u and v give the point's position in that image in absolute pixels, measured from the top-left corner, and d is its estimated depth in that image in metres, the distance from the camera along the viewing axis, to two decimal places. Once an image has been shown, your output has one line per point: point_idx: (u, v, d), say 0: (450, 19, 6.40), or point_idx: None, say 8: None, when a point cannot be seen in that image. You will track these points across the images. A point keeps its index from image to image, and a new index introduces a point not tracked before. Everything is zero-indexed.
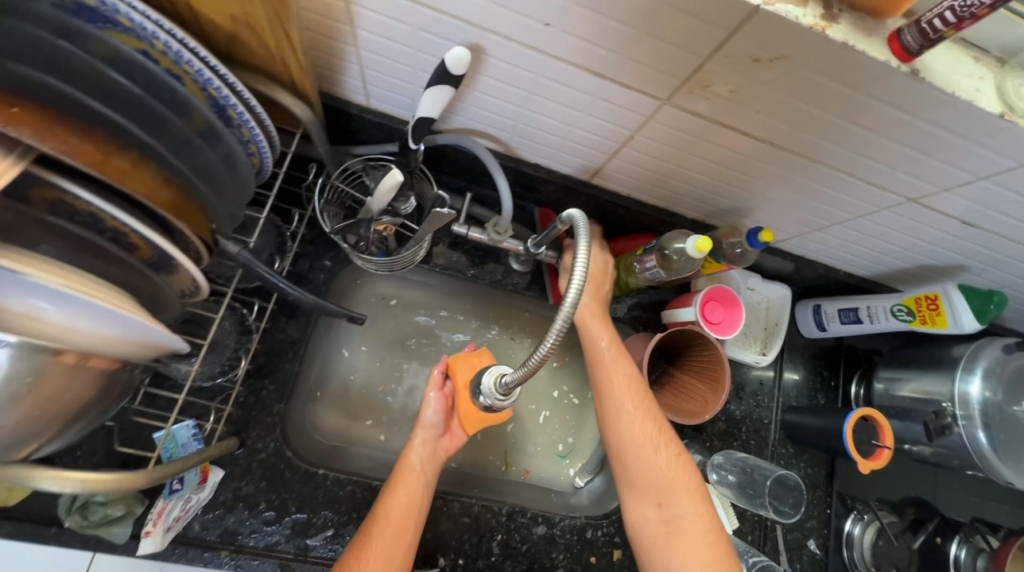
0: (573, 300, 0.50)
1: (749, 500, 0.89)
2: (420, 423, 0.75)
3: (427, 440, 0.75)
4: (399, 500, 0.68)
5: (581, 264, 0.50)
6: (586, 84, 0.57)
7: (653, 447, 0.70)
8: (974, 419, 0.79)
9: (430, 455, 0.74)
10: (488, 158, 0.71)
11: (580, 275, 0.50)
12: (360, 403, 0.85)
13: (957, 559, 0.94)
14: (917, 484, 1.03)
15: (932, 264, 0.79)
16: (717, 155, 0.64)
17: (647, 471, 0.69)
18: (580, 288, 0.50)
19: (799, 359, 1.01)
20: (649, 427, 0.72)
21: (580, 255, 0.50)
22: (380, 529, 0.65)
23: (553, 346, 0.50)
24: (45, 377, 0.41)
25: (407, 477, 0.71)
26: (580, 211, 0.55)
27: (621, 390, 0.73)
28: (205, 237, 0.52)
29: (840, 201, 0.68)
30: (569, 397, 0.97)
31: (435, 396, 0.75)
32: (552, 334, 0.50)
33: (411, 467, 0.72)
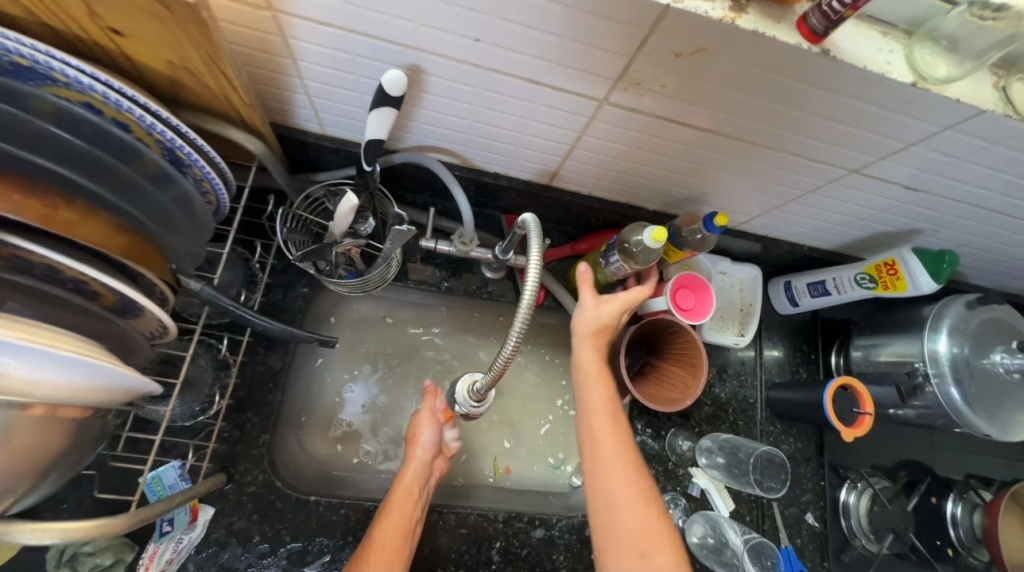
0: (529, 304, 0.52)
1: (737, 480, 0.91)
2: (415, 442, 0.78)
3: (424, 460, 0.77)
4: (395, 524, 0.68)
5: (522, 320, 0.52)
6: (527, 92, 0.58)
7: (635, 500, 0.60)
8: (946, 376, 0.80)
9: (423, 474, 0.76)
10: (443, 172, 0.73)
11: (521, 323, 0.51)
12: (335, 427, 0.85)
13: (952, 516, 0.99)
14: (909, 446, 1.05)
15: (889, 230, 0.82)
16: (665, 147, 0.66)
17: (629, 527, 0.59)
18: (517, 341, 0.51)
19: (777, 335, 1.03)
20: (633, 471, 0.62)
21: (521, 311, 0.51)
22: (375, 554, 0.65)
23: (515, 347, 0.52)
24: (14, 430, 0.41)
25: (403, 498, 0.72)
26: (533, 215, 0.57)
27: (613, 434, 0.64)
28: (167, 278, 0.53)
29: (789, 179, 0.70)
30: (567, 409, 1.03)
31: (431, 418, 0.80)
32: (512, 336, 0.52)
33: (407, 488, 0.73)
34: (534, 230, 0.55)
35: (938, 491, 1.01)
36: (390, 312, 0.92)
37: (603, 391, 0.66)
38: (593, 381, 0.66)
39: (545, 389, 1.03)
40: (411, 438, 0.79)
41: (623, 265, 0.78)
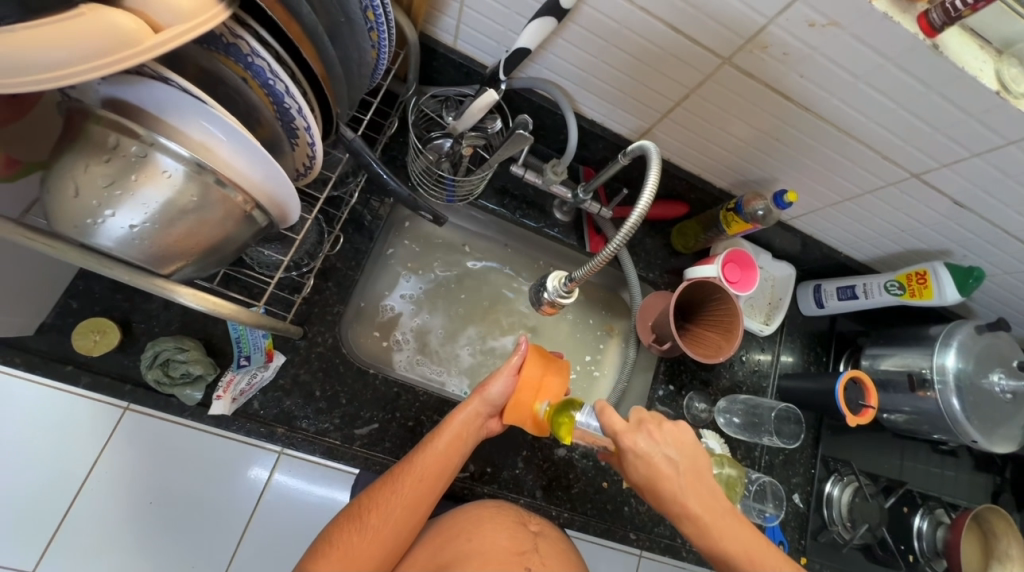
0: (637, 218, 0.64)
1: (753, 431, 1.00)
2: (481, 393, 0.75)
3: (478, 413, 0.75)
4: (434, 457, 0.71)
5: (632, 223, 0.64)
6: (662, 38, 0.66)
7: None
8: (949, 385, 0.90)
9: (475, 425, 0.75)
10: (562, 101, 0.79)
11: (628, 227, 0.64)
12: (382, 310, 0.96)
13: (918, 529, 1.09)
14: (891, 459, 1.14)
15: (923, 247, 0.91)
16: (758, 119, 0.75)
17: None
18: (622, 241, 0.65)
19: (796, 334, 1.12)
20: None
21: (629, 221, 0.64)
22: (411, 476, 0.70)
23: (618, 248, 0.65)
24: (205, 201, 0.48)
25: (449, 437, 0.73)
26: (654, 143, 0.64)
27: None
28: (330, 117, 0.59)
29: (856, 175, 0.79)
30: (592, 367, 1.09)
31: (506, 376, 0.75)
32: (621, 235, 0.64)
33: (453, 431, 0.73)
34: (654, 159, 0.63)
35: (909, 503, 1.11)
36: (470, 243, 1.05)
37: (730, 543, 0.64)
38: (719, 536, 0.65)
39: (577, 339, 1.10)
40: (480, 386, 0.76)
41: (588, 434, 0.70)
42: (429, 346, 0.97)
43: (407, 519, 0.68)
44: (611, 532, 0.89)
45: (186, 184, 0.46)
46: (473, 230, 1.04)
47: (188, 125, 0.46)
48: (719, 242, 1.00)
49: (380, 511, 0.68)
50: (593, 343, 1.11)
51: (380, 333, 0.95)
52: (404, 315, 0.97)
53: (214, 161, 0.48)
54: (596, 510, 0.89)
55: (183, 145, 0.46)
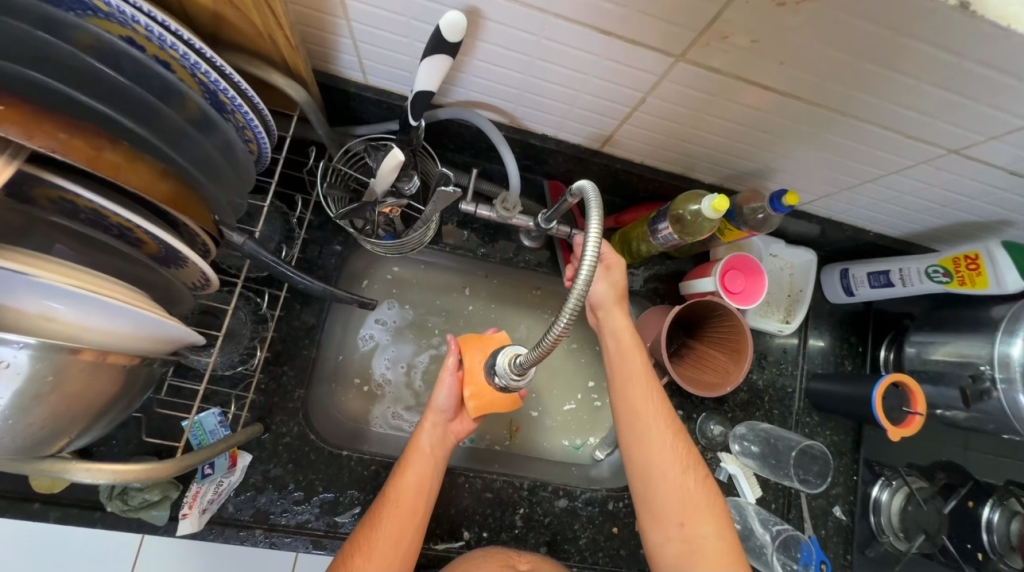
0: (585, 278, 0.47)
1: (772, 470, 0.89)
2: (432, 406, 0.74)
3: (438, 423, 0.74)
4: (410, 483, 0.69)
5: (581, 285, 0.48)
6: (593, 44, 0.53)
7: (685, 466, 0.68)
8: (1015, 382, 0.74)
9: (440, 438, 0.74)
10: (492, 130, 0.69)
11: (572, 305, 0.47)
12: (362, 343, 0.90)
13: (988, 521, 0.95)
14: (949, 447, 1.01)
15: (974, 219, 0.74)
16: (738, 114, 0.60)
17: (684, 505, 0.66)
18: (567, 321, 0.48)
19: (825, 325, 0.97)
20: (675, 441, 0.69)
21: (579, 278, 0.47)
22: (391, 511, 0.67)
23: (567, 327, 0.49)
24: (67, 375, 0.42)
25: (418, 461, 0.71)
26: (591, 181, 0.52)
27: (651, 411, 0.70)
28: (209, 229, 0.51)
29: (873, 157, 0.63)
30: (592, 397, 1.01)
31: (449, 380, 0.73)
32: (564, 315, 0.48)
33: (422, 453, 0.72)
34: (594, 203, 0.50)
35: (977, 496, 0.97)
36: (469, 284, 0.96)
37: (639, 378, 0.71)
38: (629, 379, 0.72)
39: (574, 362, 1.01)
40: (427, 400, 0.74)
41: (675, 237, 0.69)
42: (411, 401, 0.91)
43: (394, 555, 0.64)
44: None
45: (34, 366, 0.39)
46: (440, 267, 0.95)
47: (17, 301, 0.40)
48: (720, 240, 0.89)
49: (366, 550, 0.63)
50: (592, 366, 1.02)
51: (360, 379, 0.90)
52: (382, 346, 0.91)
53: (61, 330, 0.42)
54: (607, 561, 0.83)
55: (16, 325, 0.40)
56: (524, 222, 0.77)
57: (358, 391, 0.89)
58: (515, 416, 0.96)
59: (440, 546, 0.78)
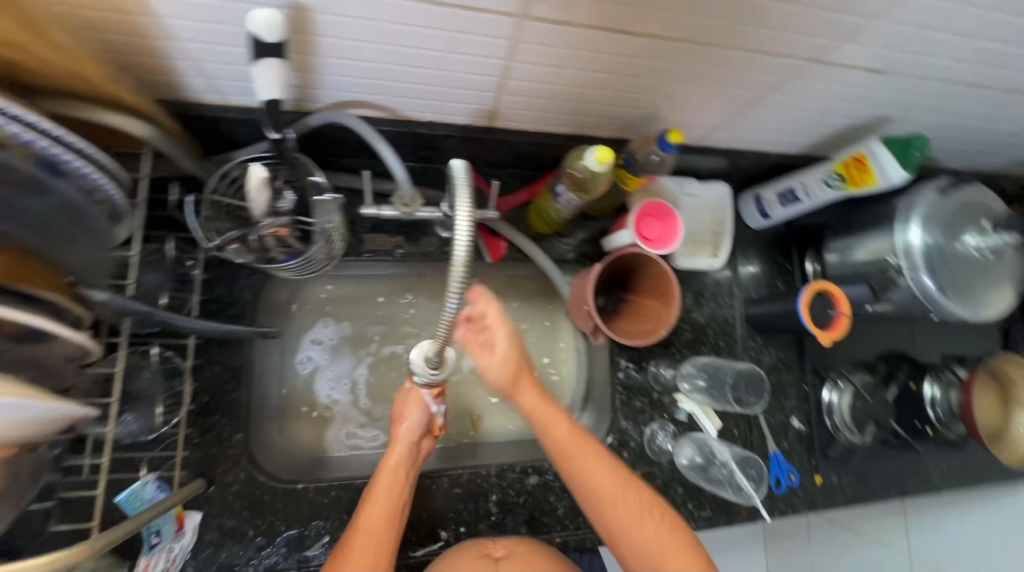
0: (461, 257, 0.46)
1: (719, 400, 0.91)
2: (400, 423, 0.73)
3: (411, 442, 0.73)
4: (380, 506, 0.67)
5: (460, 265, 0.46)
6: (437, 18, 0.51)
7: (629, 499, 0.65)
8: (918, 266, 0.78)
9: (410, 454, 0.73)
10: (364, 128, 0.65)
11: (456, 286, 0.47)
12: (299, 368, 0.89)
13: (931, 398, 1.03)
14: (885, 338, 1.06)
15: (856, 121, 0.77)
16: (604, 63, 0.59)
17: (640, 533, 0.63)
18: (456, 303, 0.47)
19: (752, 251, 1.00)
20: (614, 479, 0.66)
21: (455, 257, 0.45)
22: (359, 537, 0.65)
23: (455, 311, 0.48)
24: None
25: (389, 479, 0.70)
26: (460, 159, 0.48)
27: (580, 457, 0.67)
28: (66, 296, 0.50)
29: (744, 79, 0.64)
30: (551, 372, 1.01)
31: (423, 398, 0.73)
32: (450, 298, 0.47)
33: (390, 470, 0.71)
34: (460, 179, 0.47)
35: (916, 377, 1.04)
36: (410, 289, 0.95)
37: (563, 433, 0.67)
38: (551, 431, 0.68)
39: (525, 342, 1.01)
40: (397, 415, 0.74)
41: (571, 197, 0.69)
42: (363, 418, 0.91)
43: None
44: None
45: None
46: (366, 277, 0.92)
47: None
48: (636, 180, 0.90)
49: None
50: (545, 343, 1.02)
51: (307, 407, 0.89)
52: (321, 368, 0.90)
53: None
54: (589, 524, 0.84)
55: None
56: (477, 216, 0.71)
57: (307, 418, 0.89)
58: (475, 407, 0.95)
59: (420, 551, 0.78)
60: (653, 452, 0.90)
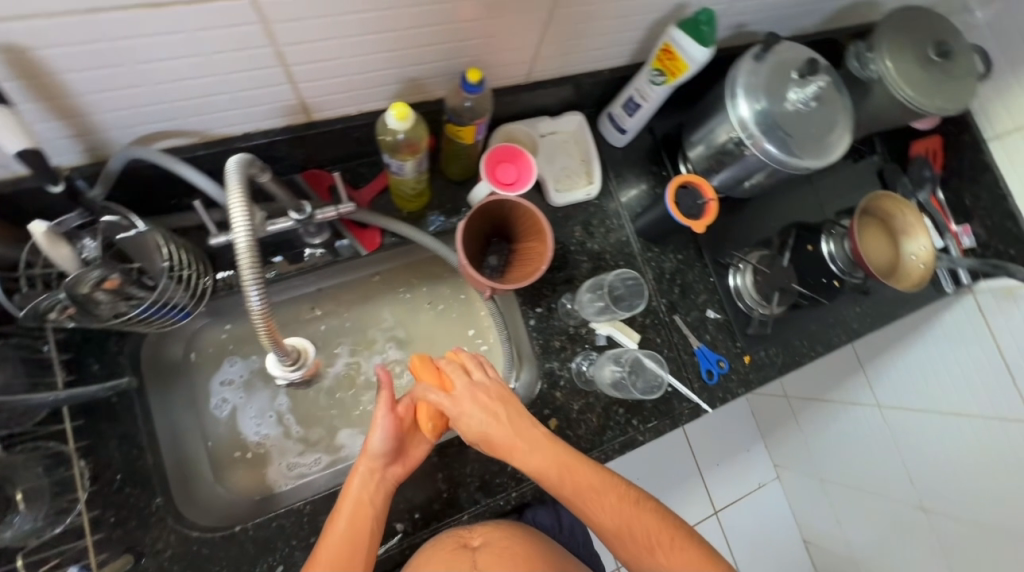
0: (244, 243, 0.50)
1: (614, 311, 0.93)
2: (366, 450, 0.72)
3: (372, 468, 0.72)
4: (340, 531, 0.68)
5: (247, 257, 0.51)
6: (166, 22, 0.49)
7: (607, 499, 0.74)
8: (752, 131, 0.82)
9: (375, 482, 0.72)
10: (160, 157, 0.62)
11: (249, 276, 0.51)
12: (216, 413, 0.88)
13: (829, 253, 1.09)
14: (777, 211, 1.11)
15: (660, 14, 0.79)
16: (373, 22, 0.59)
17: (618, 525, 0.73)
18: (258, 291, 0.51)
19: (626, 167, 1.02)
20: (611, 491, 0.74)
21: (238, 250, 0.50)
22: (321, 552, 0.67)
23: (262, 299, 0.52)
24: None
25: (357, 511, 0.69)
26: (235, 157, 0.52)
27: (581, 484, 0.73)
28: None
29: (523, 1, 0.65)
30: (478, 342, 1.03)
31: (384, 421, 0.71)
32: (250, 287, 0.51)
33: (354, 498, 0.70)
34: (234, 184, 0.50)
35: (811, 238, 1.09)
36: (317, 303, 0.97)
37: (558, 464, 0.74)
38: (556, 474, 0.73)
39: (443, 319, 1.03)
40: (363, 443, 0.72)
41: (398, 164, 0.69)
42: (300, 446, 0.89)
43: None
44: None
45: None
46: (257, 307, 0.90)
47: None
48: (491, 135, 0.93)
49: None
50: (464, 316, 1.05)
51: (238, 451, 0.87)
52: (240, 405, 0.89)
53: None
54: None
55: None
56: (337, 214, 0.75)
57: (242, 463, 0.86)
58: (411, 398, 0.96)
59: (382, 549, 0.78)
60: (584, 382, 0.93)
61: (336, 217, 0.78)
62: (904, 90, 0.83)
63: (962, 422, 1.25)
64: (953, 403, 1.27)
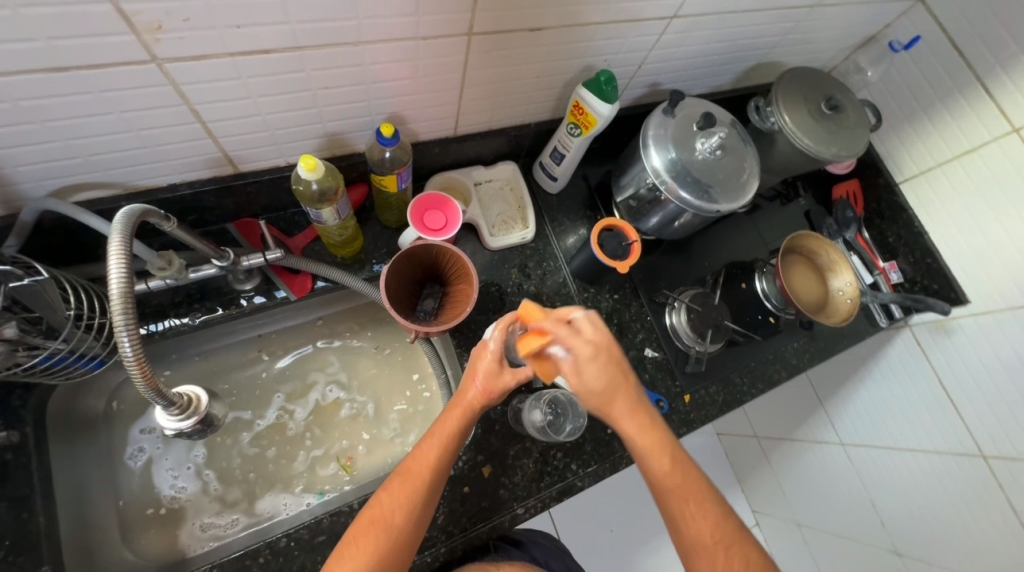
0: (121, 295, 0.51)
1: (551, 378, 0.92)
2: (490, 357, 0.68)
3: (499, 374, 0.68)
4: (432, 448, 0.66)
5: (124, 309, 0.52)
6: (73, 84, 0.52)
7: (703, 520, 0.63)
8: (664, 177, 0.87)
9: (485, 396, 0.68)
10: (69, 209, 0.63)
11: (125, 327, 0.52)
12: (130, 464, 0.84)
13: (763, 292, 1.11)
14: (711, 251, 1.15)
15: (572, 75, 0.86)
16: (287, 83, 0.63)
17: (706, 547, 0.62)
18: (133, 343, 0.53)
19: (561, 213, 1.07)
20: (708, 502, 0.64)
21: (114, 303, 0.51)
22: (404, 474, 0.65)
23: (137, 352, 0.54)
24: None
25: (445, 429, 0.67)
26: (128, 210, 0.55)
27: (681, 487, 0.63)
28: None
29: (433, 64, 0.70)
30: (421, 387, 1.00)
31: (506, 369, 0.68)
32: (124, 339, 0.52)
33: (459, 406, 0.68)
34: (114, 232, 0.53)
35: (745, 277, 1.13)
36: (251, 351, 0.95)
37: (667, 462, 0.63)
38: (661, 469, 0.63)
39: (384, 364, 1.01)
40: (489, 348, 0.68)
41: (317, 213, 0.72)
42: (217, 505, 0.85)
43: (404, 512, 0.63)
44: (501, 523, 0.84)
45: None
46: (184, 355, 0.89)
47: None
48: (428, 184, 0.98)
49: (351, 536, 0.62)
50: (408, 361, 1.02)
51: (150, 510, 0.82)
52: (157, 459, 0.85)
53: None
54: (473, 520, 0.83)
55: None
56: (262, 261, 0.77)
57: (153, 524, 0.81)
58: (344, 448, 0.93)
59: None
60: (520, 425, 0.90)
61: (263, 263, 0.80)
62: (803, 138, 0.90)
63: (920, 459, 1.16)
64: (910, 439, 1.18)
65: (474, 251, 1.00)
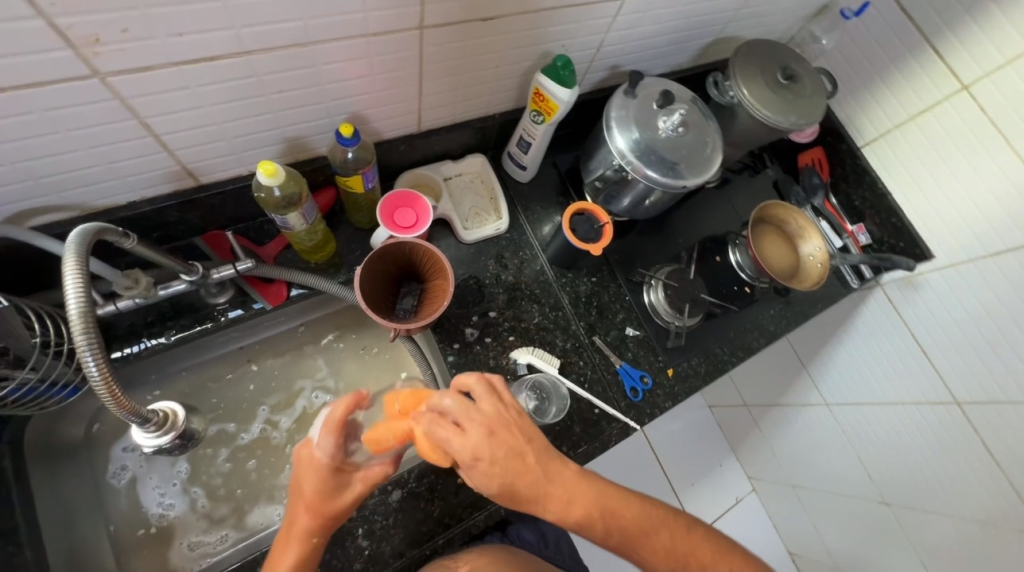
0: (80, 317, 0.51)
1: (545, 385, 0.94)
2: (317, 463, 0.66)
3: (327, 479, 0.66)
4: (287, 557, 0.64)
5: (85, 331, 0.51)
6: (12, 105, 0.51)
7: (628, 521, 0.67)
8: (629, 157, 0.88)
9: (324, 499, 0.65)
10: (23, 233, 0.62)
11: (88, 348, 0.52)
12: (115, 488, 0.83)
13: (737, 263, 1.15)
14: (684, 227, 1.17)
15: (530, 62, 0.86)
16: (239, 91, 0.62)
17: (643, 537, 0.67)
18: (97, 362, 0.53)
19: (533, 200, 1.07)
20: (627, 501, 0.68)
21: (74, 326, 0.51)
22: None
23: (102, 371, 0.53)
24: None
25: (294, 534, 0.65)
26: (81, 227, 0.54)
27: (598, 501, 0.66)
28: None
29: (387, 61, 0.70)
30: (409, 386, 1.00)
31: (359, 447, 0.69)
32: (87, 360, 0.52)
33: (300, 517, 0.65)
34: (68, 252, 0.52)
35: (718, 250, 1.16)
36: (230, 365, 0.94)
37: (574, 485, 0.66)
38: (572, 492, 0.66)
39: (368, 367, 1.00)
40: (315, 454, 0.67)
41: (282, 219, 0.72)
42: (205, 522, 0.84)
43: None
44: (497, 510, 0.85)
45: None
46: (161, 374, 0.88)
47: None
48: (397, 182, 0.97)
49: None
50: (392, 361, 1.01)
51: (138, 532, 0.82)
52: (143, 480, 0.85)
53: None
54: (468, 509, 0.84)
55: None
56: (233, 272, 0.77)
57: (143, 545, 0.81)
58: None
59: None
60: None
61: (234, 274, 0.79)
62: (760, 109, 0.92)
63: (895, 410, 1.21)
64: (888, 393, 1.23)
65: (448, 246, 1.00)
